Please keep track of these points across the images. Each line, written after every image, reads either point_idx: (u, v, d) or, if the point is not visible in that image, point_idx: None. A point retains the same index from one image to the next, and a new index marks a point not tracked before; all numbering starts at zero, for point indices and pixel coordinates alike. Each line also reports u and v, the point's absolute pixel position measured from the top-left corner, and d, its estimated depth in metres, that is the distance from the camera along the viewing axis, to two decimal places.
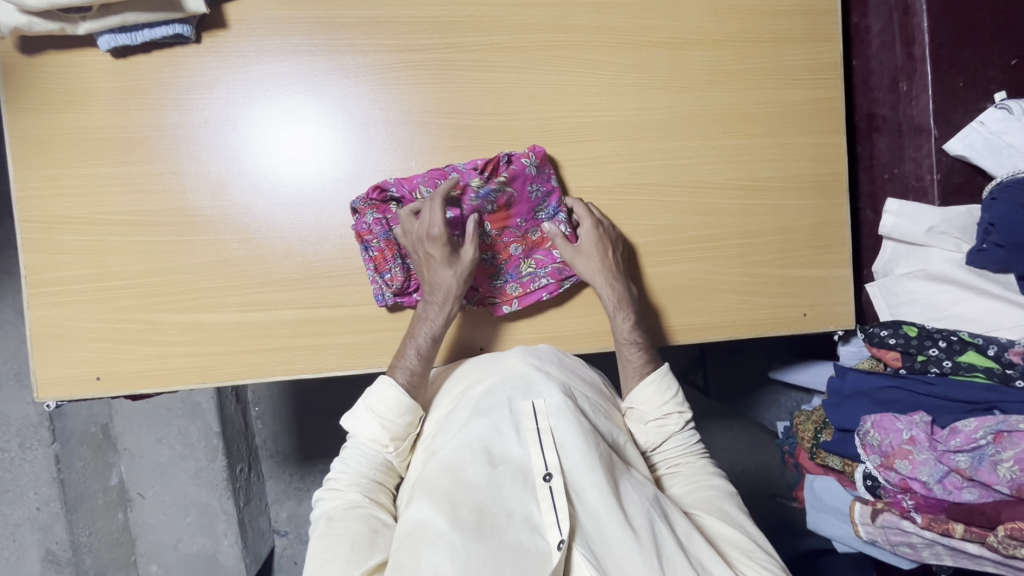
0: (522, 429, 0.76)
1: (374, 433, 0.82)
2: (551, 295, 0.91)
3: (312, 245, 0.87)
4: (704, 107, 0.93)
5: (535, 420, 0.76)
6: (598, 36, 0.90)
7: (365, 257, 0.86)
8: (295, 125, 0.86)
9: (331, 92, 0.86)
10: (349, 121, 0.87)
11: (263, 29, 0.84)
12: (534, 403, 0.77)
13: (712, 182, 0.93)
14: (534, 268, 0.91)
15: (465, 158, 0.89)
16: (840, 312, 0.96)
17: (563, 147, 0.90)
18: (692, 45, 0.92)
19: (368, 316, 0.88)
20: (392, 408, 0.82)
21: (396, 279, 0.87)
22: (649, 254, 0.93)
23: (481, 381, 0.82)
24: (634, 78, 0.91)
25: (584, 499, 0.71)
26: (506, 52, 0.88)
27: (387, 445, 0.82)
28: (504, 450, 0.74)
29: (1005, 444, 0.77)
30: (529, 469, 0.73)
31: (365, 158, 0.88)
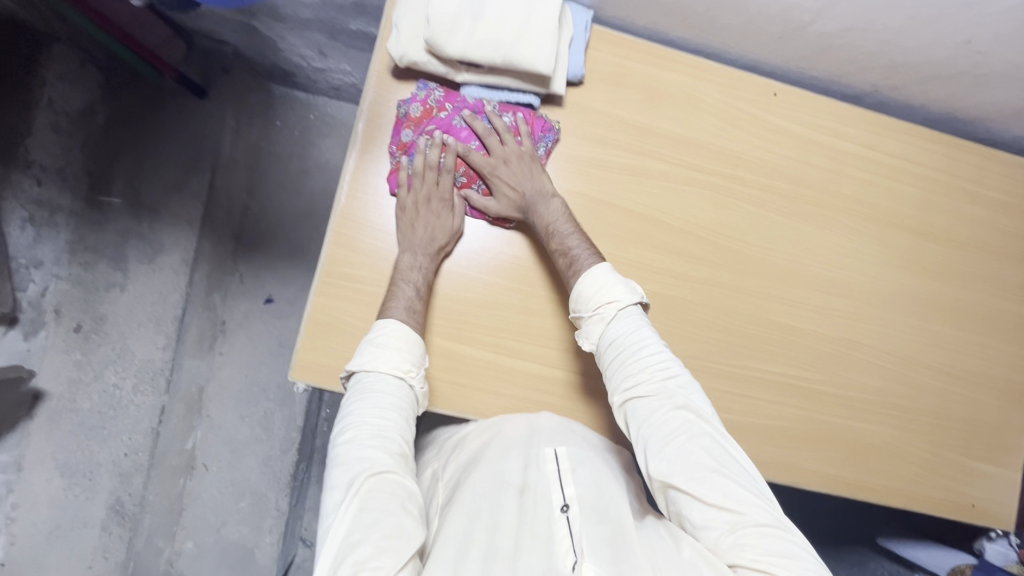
0: (544, 471, 0.79)
1: (390, 364, 0.79)
2: None
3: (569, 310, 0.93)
4: (928, 293, 1.02)
5: (556, 462, 0.79)
6: (857, 207, 1.01)
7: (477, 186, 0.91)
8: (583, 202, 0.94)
9: (625, 184, 0.95)
10: (630, 212, 0.95)
11: (590, 116, 0.95)
12: (556, 449, 0.81)
13: (920, 360, 1.02)
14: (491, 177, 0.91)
15: (719, 274, 0.98)
16: (1004, 512, 1.02)
17: (803, 292, 0.99)
18: (931, 237, 1.03)
19: (596, 391, 0.93)
20: (401, 344, 0.80)
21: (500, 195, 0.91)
22: (852, 408, 1.00)
23: (503, 422, 0.87)
24: (877, 250, 1.01)
25: (602, 531, 0.72)
26: (780, 196, 0.99)
27: (407, 373, 0.80)
28: (524, 484, 0.78)
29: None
30: (549, 501, 0.76)
31: (634, 247, 0.95)
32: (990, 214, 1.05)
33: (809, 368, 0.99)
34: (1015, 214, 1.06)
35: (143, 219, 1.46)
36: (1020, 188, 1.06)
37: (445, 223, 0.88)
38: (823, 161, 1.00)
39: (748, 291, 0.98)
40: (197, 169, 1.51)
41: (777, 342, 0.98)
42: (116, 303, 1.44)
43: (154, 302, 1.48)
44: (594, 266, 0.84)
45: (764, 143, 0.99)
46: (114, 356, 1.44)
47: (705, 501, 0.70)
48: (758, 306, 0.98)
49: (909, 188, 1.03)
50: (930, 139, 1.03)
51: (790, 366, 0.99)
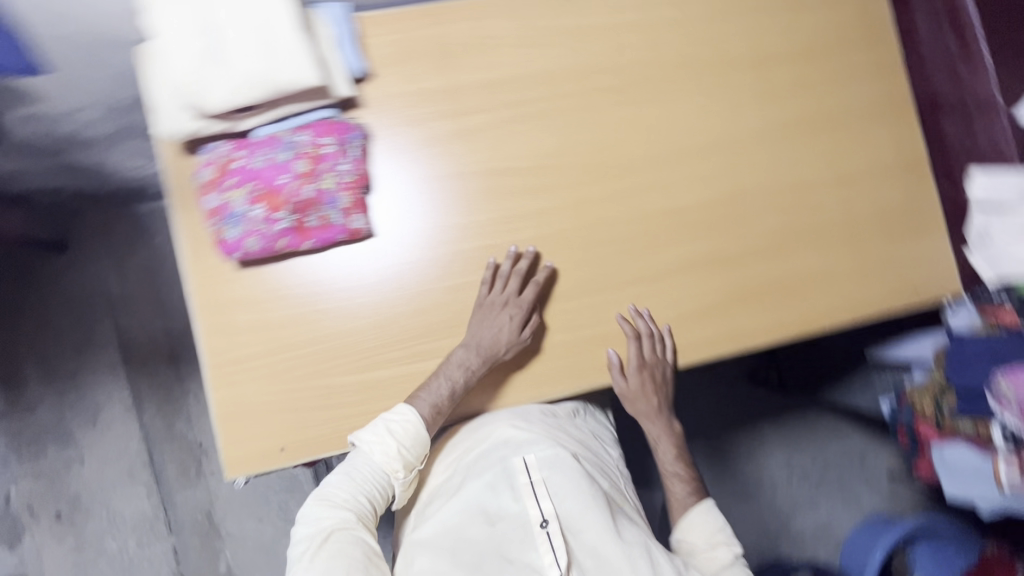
0: (517, 484, 0.90)
1: (387, 457, 0.85)
2: (355, 200, 0.87)
3: (461, 290, 0.92)
4: (789, 115, 1.01)
5: (528, 475, 0.91)
6: (687, 67, 0.99)
7: (311, 214, 0.84)
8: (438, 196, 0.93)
9: (467, 156, 0.94)
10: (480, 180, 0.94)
11: (395, 103, 0.93)
12: (528, 460, 0.92)
13: (808, 181, 1.01)
14: (320, 200, 0.84)
15: (586, 191, 0.96)
16: (942, 281, 1.03)
17: (673, 170, 0.98)
18: (770, 62, 1.01)
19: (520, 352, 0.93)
20: (409, 437, 0.85)
21: (337, 214, 0.86)
22: (765, 255, 1.00)
23: (474, 436, 0.97)
24: (725, 98, 1.00)
25: (581, 539, 0.86)
26: (610, 92, 0.97)
27: (398, 471, 0.87)
28: (500, 508, 0.89)
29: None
30: (527, 520, 0.87)
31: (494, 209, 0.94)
32: (817, 13, 1.03)
33: (709, 237, 0.99)
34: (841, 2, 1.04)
35: (69, 388, 1.44)
36: None
37: (489, 337, 0.89)
38: (636, 38, 0.98)
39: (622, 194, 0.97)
40: (97, 318, 1.48)
41: (670, 227, 0.98)
42: (82, 476, 1.43)
43: (118, 458, 1.45)
44: (697, 508, 0.97)
45: (572, 48, 0.97)
46: (105, 523, 1.43)
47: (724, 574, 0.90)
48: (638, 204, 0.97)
49: (729, 26, 1.01)
50: None
51: (693, 244, 0.98)
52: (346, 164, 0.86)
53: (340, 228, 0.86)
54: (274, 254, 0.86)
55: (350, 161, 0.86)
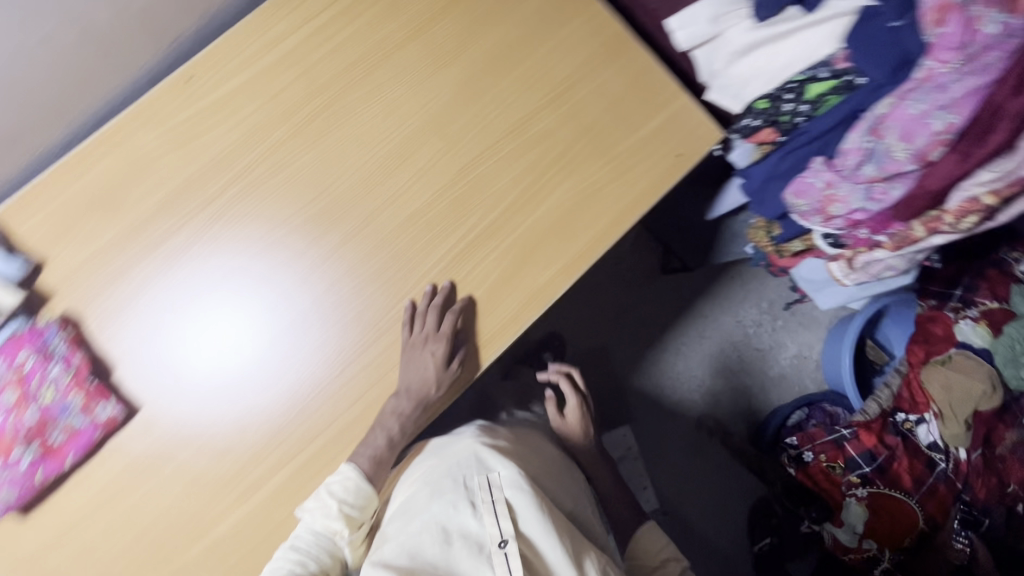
0: (478, 501, 0.83)
1: (328, 517, 0.84)
2: (87, 394, 0.82)
3: (261, 406, 0.87)
4: (476, 62, 0.96)
5: (490, 491, 0.84)
6: (354, 73, 0.94)
7: (49, 433, 0.80)
8: (240, 301, 0.88)
9: (238, 256, 0.89)
10: (268, 270, 0.89)
11: (91, 270, 0.87)
12: (492, 478, 0.87)
13: (528, 114, 0.97)
14: (49, 416, 0.80)
15: (323, 245, 0.92)
16: (703, 132, 1.00)
17: (398, 176, 0.93)
18: (429, 23, 0.96)
19: (345, 430, 0.89)
20: (350, 492, 0.85)
21: (76, 417, 0.81)
22: (526, 205, 0.96)
23: (442, 462, 0.94)
24: (404, 83, 0.94)
25: (545, 560, 0.76)
26: (292, 141, 0.92)
27: (341, 531, 0.85)
28: (461, 526, 0.81)
29: (881, 136, 0.80)
30: (484, 540, 0.78)
31: (296, 291, 0.89)
32: None
33: (464, 219, 0.95)
34: None
35: None
36: None
37: (423, 375, 0.88)
38: (287, 76, 0.92)
39: (362, 225, 0.93)
40: None
41: (426, 229, 0.94)
42: None
43: None
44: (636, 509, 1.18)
45: (229, 120, 0.90)
46: None
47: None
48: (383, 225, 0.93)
49: (371, 12, 0.94)
50: None
51: (456, 232, 0.94)
52: (58, 367, 0.81)
53: (86, 429, 0.82)
54: (43, 487, 0.83)
55: (60, 361, 0.82)
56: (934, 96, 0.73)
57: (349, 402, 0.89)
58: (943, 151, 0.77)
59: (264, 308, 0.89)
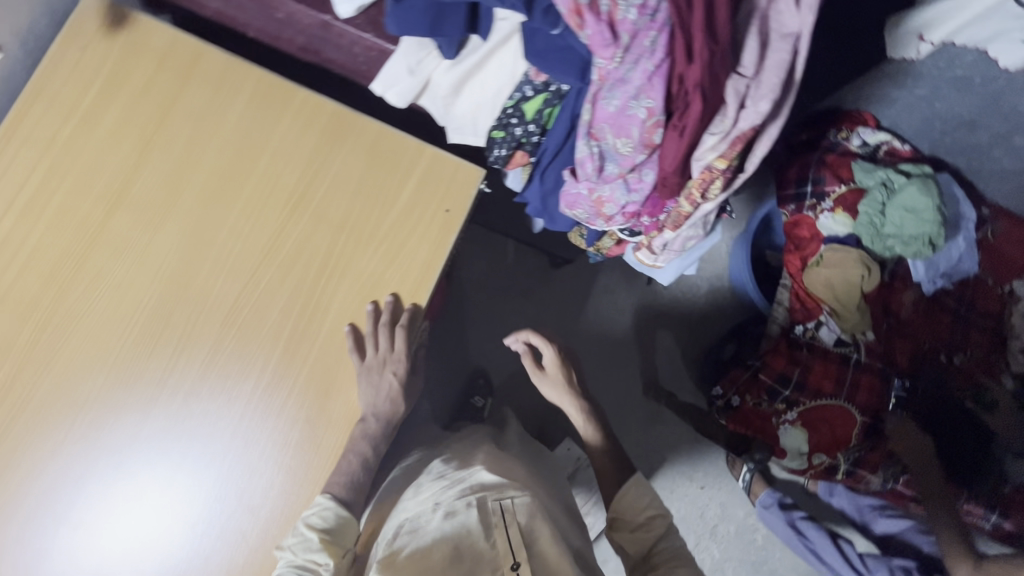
0: (491, 523, 0.81)
1: (304, 552, 0.79)
2: None
3: None
4: (189, 206, 0.87)
5: (499, 516, 0.81)
6: (63, 271, 0.84)
7: None
8: (107, 503, 0.82)
9: (83, 460, 0.82)
10: (121, 460, 0.83)
11: None
12: (505, 505, 0.83)
13: (269, 235, 0.88)
14: None
15: (108, 463, 0.83)
16: (463, 176, 0.93)
17: (155, 358, 0.84)
18: (121, 186, 0.86)
19: None
20: (327, 521, 0.81)
21: None
22: (306, 330, 0.88)
23: (455, 478, 0.90)
24: (120, 261, 0.85)
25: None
26: (23, 373, 0.82)
27: (318, 565, 0.78)
28: (471, 546, 0.77)
29: (601, 140, 0.76)
30: (499, 566, 0.75)
31: (160, 468, 0.84)
32: (114, 100, 0.87)
33: (246, 373, 0.86)
34: (124, 66, 0.88)
35: None
36: (92, 53, 0.87)
37: (382, 394, 0.87)
38: None
39: (143, 421, 0.84)
40: None
41: (212, 396, 0.85)
42: None
43: None
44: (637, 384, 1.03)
45: None
46: None
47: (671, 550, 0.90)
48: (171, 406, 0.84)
49: (54, 200, 0.85)
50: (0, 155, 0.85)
51: (247, 384, 0.86)
52: None
53: None
54: None
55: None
56: (622, 90, 0.69)
57: None
58: (663, 132, 0.73)
59: (147, 465, 0.83)
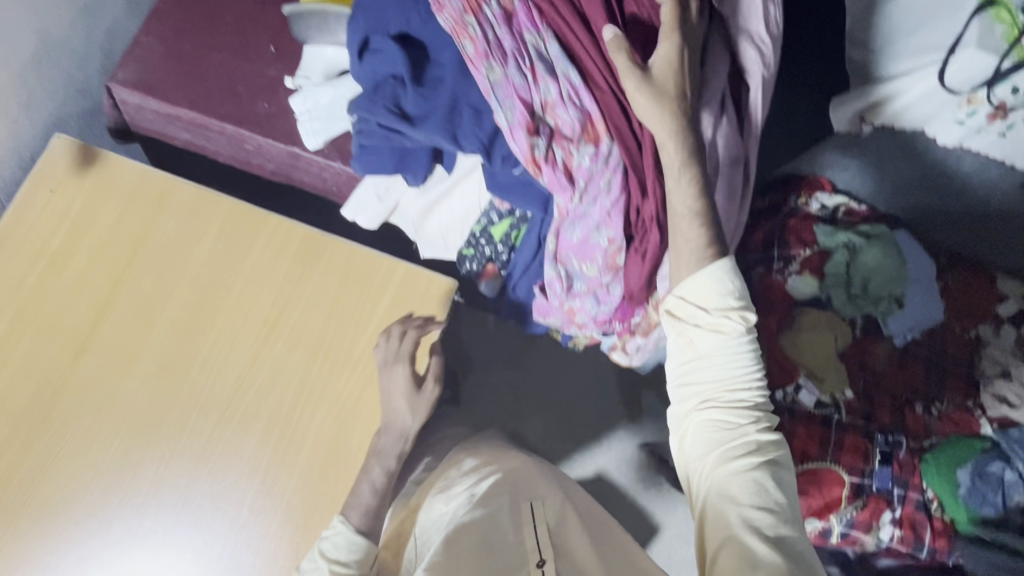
0: (522, 519, 0.85)
1: (335, 552, 0.79)
2: None
3: None
4: (161, 343, 0.87)
5: (532, 510, 0.86)
6: (32, 419, 0.83)
7: None
8: None
9: None
10: None
11: None
12: (535, 505, 0.87)
13: (243, 366, 0.88)
14: None
15: None
16: (436, 290, 0.94)
17: (129, 501, 0.83)
18: (92, 329, 0.86)
19: None
20: (344, 546, 0.79)
21: None
22: (283, 459, 0.86)
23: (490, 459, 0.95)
24: (91, 404, 0.84)
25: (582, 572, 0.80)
26: None
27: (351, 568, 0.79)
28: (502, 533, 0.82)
29: (566, 263, 0.79)
30: (527, 552, 0.81)
31: None
32: (85, 242, 0.88)
33: (223, 509, 0.84)
34: (93, 206, 0.89)
35: None
36: (60, 196, 0.88)
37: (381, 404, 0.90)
38: None
39: (125, 557, 0.81)
40: None
41: (190, 534, 0.83)
42: None
43: None
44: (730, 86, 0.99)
45: None
46: None
47: (741, 491, 0.66)
48: (155, 533, 0.82)
49: (23, 347, 0.84)
50: None
51: (225, 518, 0.84)
52: None
53: None
54: None
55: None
56: (583, 224, 0.72)
57: None
58: (625, 254, 0.76)
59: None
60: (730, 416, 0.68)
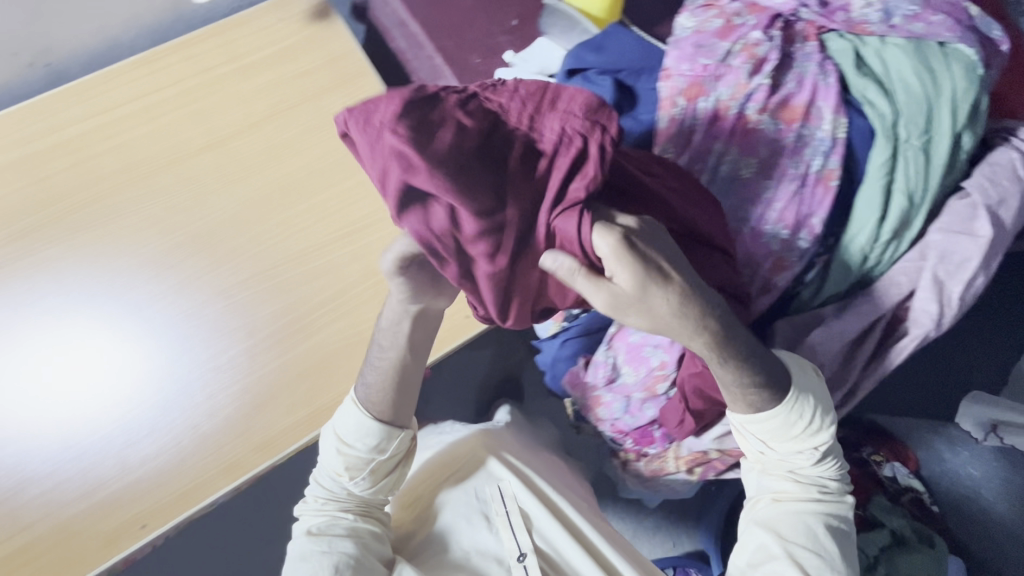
0: (493, 515, 0.87)
1: (333, 460, 0.83)
2: None
3: None
4: (263, 187, 0.92)
5: (503, 505, 0.87)
6: (134, 173, 0.91)
7: None
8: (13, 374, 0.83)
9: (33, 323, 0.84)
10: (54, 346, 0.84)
11: None
12: (500, 488, 0.89)
13: (309, 246, 0.91)
14: None
15: (47, 341, 0.84)
16: None
17: (150, 284, 0.87)
18: (228, 138, 0.93)
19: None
20: (349, 426, 0.81)
21: None
22: (278, 342, 0.86)
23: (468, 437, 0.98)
24: (181, 193, 0.91)
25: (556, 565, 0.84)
26: (47, 228, 0.88)
27: (343, 472, 0.83)
28: (483, 541, 0.85)
29: (604, 390, 0.84)
30: (504, 554, 0.84)
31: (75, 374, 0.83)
32: (270, 73, 0.96)
33: (203, 346, 0.86)
34: (298, 52, 0.98)
35: None
36: (283, 28, 0.98)
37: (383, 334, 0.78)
38: (63, 163, 0.90)
39: (123, 324, 0.85)
40: None
41: (169, 344, 0.85)
42: None
43: None
44: None
45: None
46: None
47: (792, 532, 0.68)
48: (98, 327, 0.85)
49: (171, 115, 0.93)
50: (159, 58, 0.95)
51: (201, 353, 0.85)
52: None
53: None
54: None
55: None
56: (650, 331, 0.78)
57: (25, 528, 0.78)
58: (667, 387, 0.78)
59: (68, 354, 0.84)
60: (780, 472, 0.70)
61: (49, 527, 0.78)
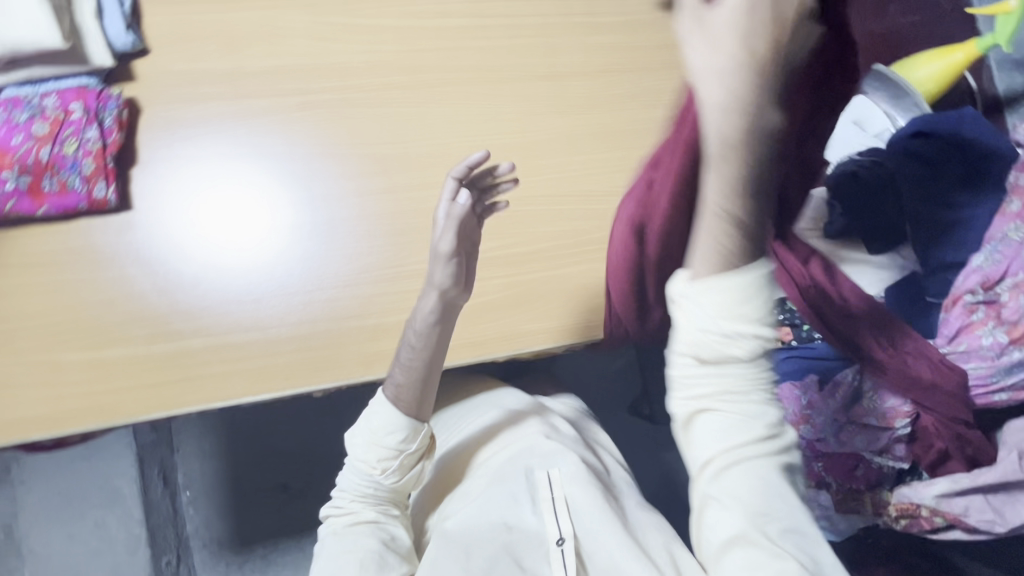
0: (538, 497, 0.82)
1: (382, 454, 0.83)
2: (86, 180, 0.85)
3: (261, 290, 0.90)
4: (580, 127, 1.02)
5: (549, 490, 0.83)
6: (483, 73, 1.01)
7: (50, 191, 0.85)
8: (331, 198, 0.94)
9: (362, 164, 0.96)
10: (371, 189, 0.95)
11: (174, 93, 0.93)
12: (551, 472, 0.84)
13: (603, 189, 1.01)
14: (76, 153, 0.86)
15: (371, 181, 0.95)
16: None
17: None
18: (566, 76, 1.04)
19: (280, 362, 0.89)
20: (387, 421, 0.82)
21: (67, 186, 0.85)
22: (554, 260, 0.97)
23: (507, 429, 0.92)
24: (514, 104, 1.01)
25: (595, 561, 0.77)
26: (400, 90, 0.99)
27: (376, 467, 0.84)
28: (520, 520, 0.80)
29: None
30: (544, 537, 0.79)
31: (381, 218, 0.95)
32: (614, 37, 1.08)
33: (493, 238, 0.96)
34: (642, 29, 1.09)
35: None
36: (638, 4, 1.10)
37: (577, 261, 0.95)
38: (430, 41, 1.01)
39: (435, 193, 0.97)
40: None
41: None
42: None
43: None
44: None
45: (365, 45, 0.99)
46: None
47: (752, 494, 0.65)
48: (348, 186, 0.95)
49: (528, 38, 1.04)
50: None
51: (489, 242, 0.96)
52: (93, 131, 0.86)
53: (52, 167, 0.84)
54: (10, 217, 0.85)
55: (98, 129, 0.86)
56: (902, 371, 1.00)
57: (309, 329, 0.90)
58: None
59: (382, 201, 0.95)
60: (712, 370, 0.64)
61: (328, 334, 0.90)
